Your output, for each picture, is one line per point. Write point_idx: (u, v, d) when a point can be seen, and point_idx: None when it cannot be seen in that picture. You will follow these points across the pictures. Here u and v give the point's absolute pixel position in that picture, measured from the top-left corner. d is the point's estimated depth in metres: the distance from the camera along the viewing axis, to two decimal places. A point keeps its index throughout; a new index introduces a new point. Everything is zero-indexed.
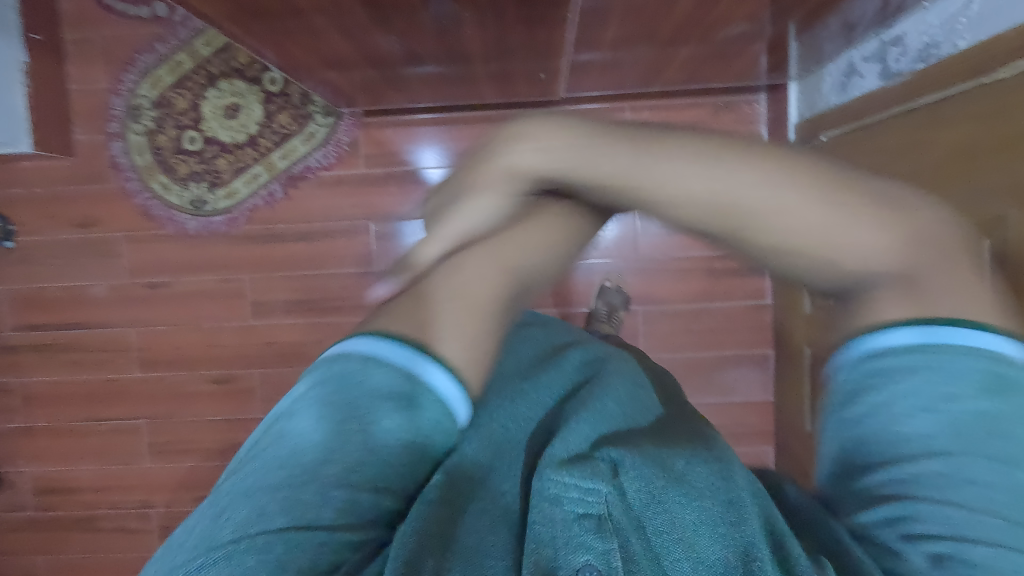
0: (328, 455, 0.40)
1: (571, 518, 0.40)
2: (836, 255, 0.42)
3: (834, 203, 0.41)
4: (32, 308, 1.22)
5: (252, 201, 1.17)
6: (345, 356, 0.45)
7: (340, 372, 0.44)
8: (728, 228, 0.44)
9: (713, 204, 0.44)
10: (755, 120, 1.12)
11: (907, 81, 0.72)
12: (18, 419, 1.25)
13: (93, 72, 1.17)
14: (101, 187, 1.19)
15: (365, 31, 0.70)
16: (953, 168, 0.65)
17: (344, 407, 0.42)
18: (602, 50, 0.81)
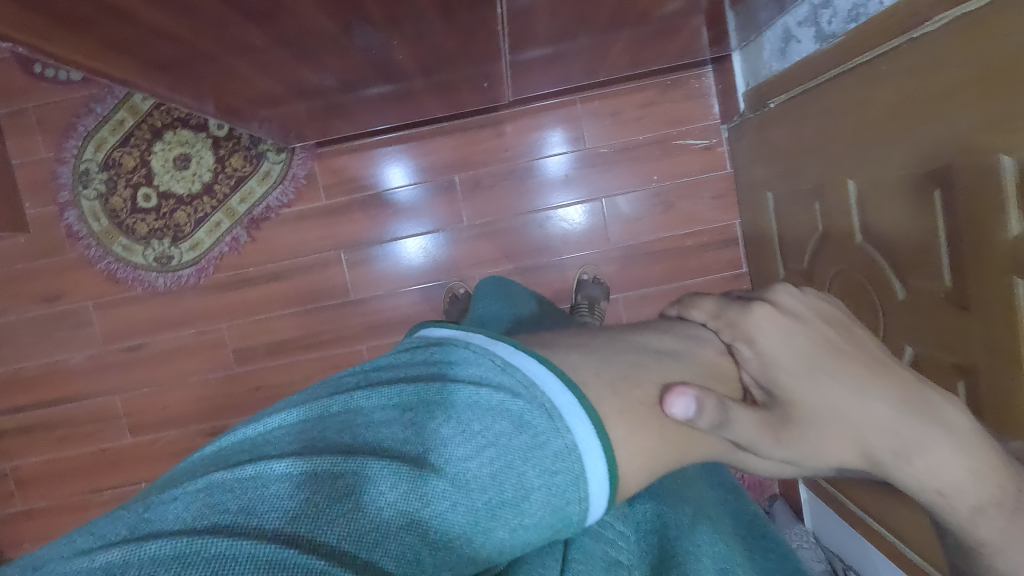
0: (382, 484, 0.34)
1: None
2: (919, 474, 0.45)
3: (981, 471, 0.44)
4: (11, 390, 1.20)
5: (217, 249, 1.15)
6: (489, 376, 0.39)
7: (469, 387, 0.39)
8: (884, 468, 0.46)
9: (852, 418, 0.46)
10: (705, 93, 1.13)
11: (842, 43, 0.73)
12: (16, 503, 1.23)
13: (34, 143, 1.14)
14: (61, 258, 1.16)
15: (296, 67, 0.69)
16: (893, 121, 0.66)
17: (447, 430, 0.37)
18: (540, 47, 0.81)
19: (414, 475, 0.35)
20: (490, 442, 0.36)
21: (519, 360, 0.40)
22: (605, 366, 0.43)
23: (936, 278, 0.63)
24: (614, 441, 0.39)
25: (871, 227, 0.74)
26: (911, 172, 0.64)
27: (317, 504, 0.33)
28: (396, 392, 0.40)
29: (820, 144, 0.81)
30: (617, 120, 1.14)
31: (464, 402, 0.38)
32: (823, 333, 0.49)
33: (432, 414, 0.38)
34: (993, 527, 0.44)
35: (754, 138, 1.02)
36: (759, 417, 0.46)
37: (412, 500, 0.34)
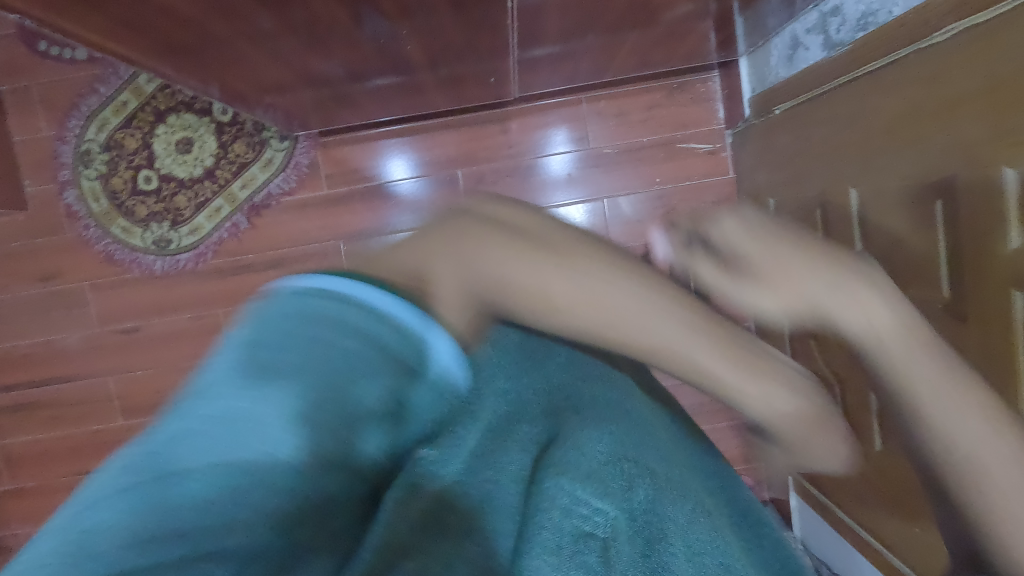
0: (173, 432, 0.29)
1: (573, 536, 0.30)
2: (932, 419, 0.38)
3: (887, 300, 0.38)
4: (4, 368, 1.20)
5: (217, 234, 1.15)
6: (370, 324, 0.32)
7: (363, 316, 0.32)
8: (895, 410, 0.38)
9: (781, 288, 0.42)
10: (710, 97, 1.13)
11: (850, 52, 0.73)
12: (5, 482, 1.23)
13: (36, 121, 1.13)
14: (59, 237, 1.16)
15: (303, 55, 0.69)
16: (899, 131, 0.66)
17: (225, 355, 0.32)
18: (549, 45, 0.81)
19: (338, 409, 0.29)
20: (260, 338, 0.31)
21: (368, 293, 0.33)
22: (509, 245, 0.37)
23: (933, 289, 0.64)
24: (467, 253, 0.37)
25: (871, 236, 0.74)
26: (914, 182, 0.65)
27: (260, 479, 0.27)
28: (267, 336, 0.31)
29: (825, 152, 0.81)
30: (622, 121, 1.14)
31: (357, 334, 0.32)
32: (758, 240, 0.46)
33: (345, 370, 0.30)
34: (935, 367, 0.35)
35: (758, 144, 1.02)
36: (663, 282, 0.40)
37: (204, 408, 0.29)
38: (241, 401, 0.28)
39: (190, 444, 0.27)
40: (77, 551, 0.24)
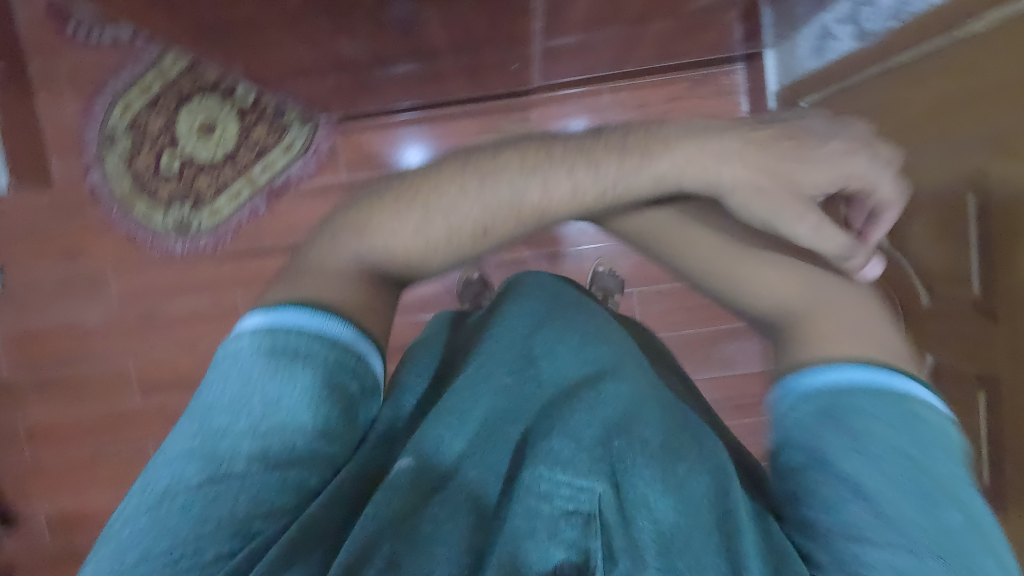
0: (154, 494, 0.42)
1: (558, 514, 0.40)
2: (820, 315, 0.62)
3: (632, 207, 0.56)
4: (27, 345, 1.22)
5: (237, 217, 1.16)
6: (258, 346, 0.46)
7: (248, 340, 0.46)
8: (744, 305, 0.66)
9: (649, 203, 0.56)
10: (734, 90, 1.11)
11: (882, 42, 0.71)
12: (26, 456, 1.25)
13: (63, 102, 1.15)
14: (83, 218, 1.18)
15: (327, 38, 0.69)
16: (931, 124, 0.64)
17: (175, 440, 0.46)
18: (572, 34, 0.80)
19: (262, 407, 0.44)
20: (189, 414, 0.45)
21: (287, 315, 0.47)
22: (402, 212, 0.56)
23: (963, 285, 0.62)
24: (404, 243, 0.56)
25: (898, 232, 0.73)
26: (945, 176, 0.63)
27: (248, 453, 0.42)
28: (221, 376, 0.45)
29: None
30: (643, 113, 1.13)
31: (272, 343, 0.45)
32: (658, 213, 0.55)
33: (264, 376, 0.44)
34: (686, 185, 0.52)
35: None
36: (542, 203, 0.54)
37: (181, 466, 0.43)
38: (229, 398, 0.44)
39: (172, 457, 0.43)
40: (171, 499, 0.41)
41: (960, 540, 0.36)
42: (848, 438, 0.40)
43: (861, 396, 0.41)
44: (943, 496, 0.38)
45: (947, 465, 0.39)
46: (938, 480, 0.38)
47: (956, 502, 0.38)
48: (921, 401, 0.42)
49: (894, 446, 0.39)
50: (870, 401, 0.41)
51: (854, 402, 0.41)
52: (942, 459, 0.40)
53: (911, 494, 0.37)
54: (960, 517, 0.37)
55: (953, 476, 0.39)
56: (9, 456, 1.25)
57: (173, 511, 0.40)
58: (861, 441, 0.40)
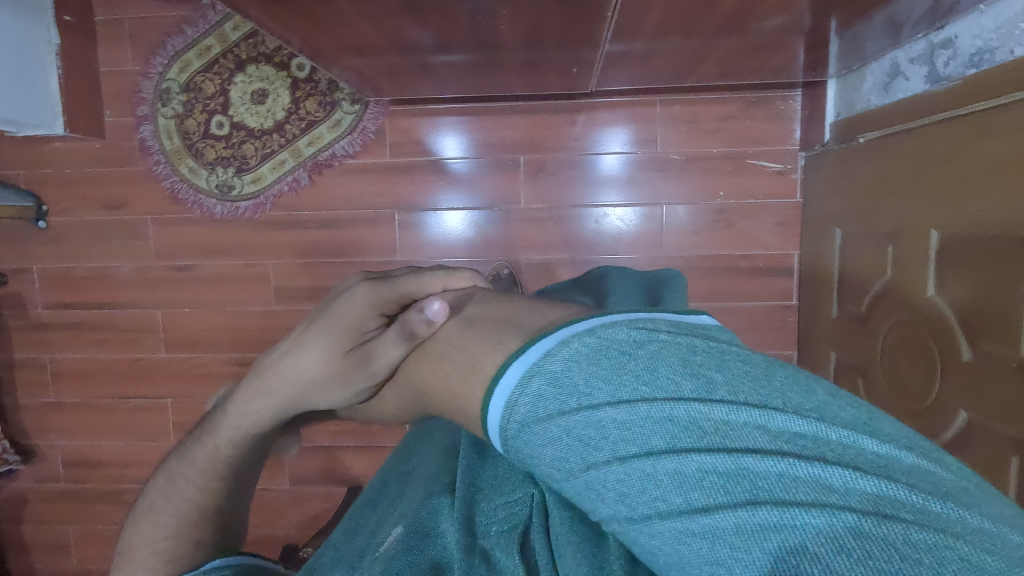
0: None
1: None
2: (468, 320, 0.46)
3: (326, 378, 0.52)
4: (62, 287, 1.25)
5: (278, 186, 1.17)
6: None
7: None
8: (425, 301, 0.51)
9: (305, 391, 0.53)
10: (789, 116, 1.10)
11: (957, 88, 0.70)
12: (49, 394, 1.29)
13: (123, 53, 1.17)
14: (130, 169, 1.20)
15: (398, 20, 0.69)
16: (999, 177, 0.63)
17: None
18: (641, 40, 0.79)
19: None
20: None
21: None
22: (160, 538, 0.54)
23: (1013, 345, 0.61)
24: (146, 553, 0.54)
25: (947, 283, 0.71)
26: (1004, 234, 0.62)
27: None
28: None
29: (908, 189, 0.78)
30: (693, 129, 1.12)
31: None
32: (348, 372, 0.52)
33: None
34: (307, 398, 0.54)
35: (833, 170, 0.99)
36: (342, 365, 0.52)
37: None
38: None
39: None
40: None
41: (776, 435, 0.31)
42: (559, 475, 0.34)
43: (532, 418, 0.35)
44: (675, 440, 0.32)
45: (630, 395, 0.33)
46: (640, 428, 0.32)
47: (694, 432, 0.32)
48: (552, 356, 0.35)
49: (583, 448, 0.33)
50: (543, 424, 0.34)
51: (532, 410, 0.35)
52: (624, 389, 0.33)
53: (631, 486, 0.32)
54: (720, 454, 0.31)
55: (654, 391, 0.33)
56: (33, 392, 1.29)
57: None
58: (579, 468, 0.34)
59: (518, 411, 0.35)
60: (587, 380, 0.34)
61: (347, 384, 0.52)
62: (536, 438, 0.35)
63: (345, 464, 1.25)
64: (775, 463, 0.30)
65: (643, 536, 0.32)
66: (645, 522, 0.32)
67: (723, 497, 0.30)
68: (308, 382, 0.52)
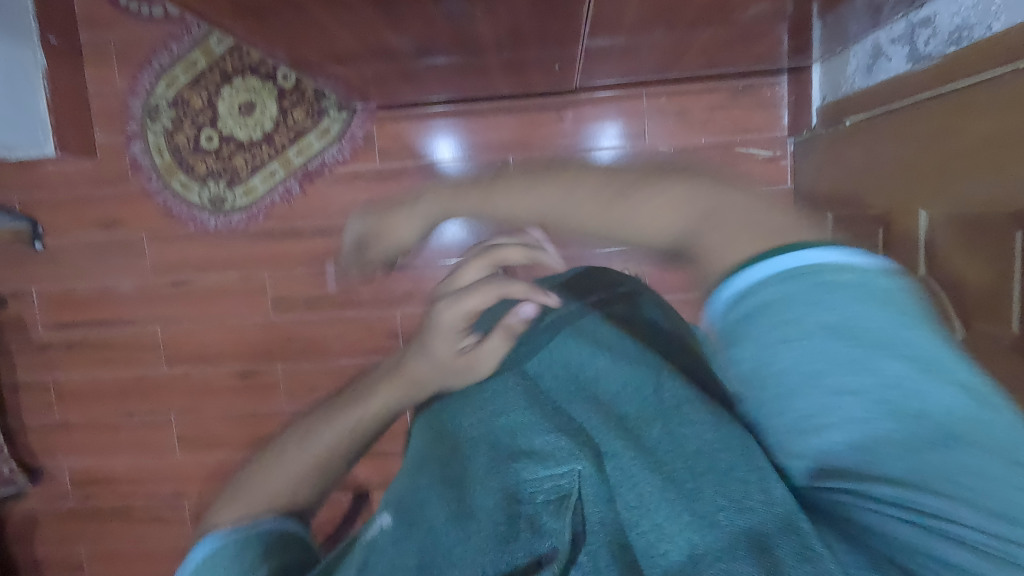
0: None
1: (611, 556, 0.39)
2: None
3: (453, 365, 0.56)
4: (63, 307, 1.26)
5: (270, 197, 1.18)
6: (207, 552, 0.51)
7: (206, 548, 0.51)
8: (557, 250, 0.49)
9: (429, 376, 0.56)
10: (777, 103, 1.09)
11: (940, 66, 0.70)
12: (55, 414, 1.30)
13: (111, 73, 1.18)
14: (124, 187, 1.20)
15: (376, 28, 0.69)
16: (983, 153, 0.62)
17: None
18: (622, 35, 0.79)
19: None
20: None
21: None
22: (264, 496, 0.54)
23: (1004, 321, 0.61)
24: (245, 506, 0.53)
25: (937, 262, 0.71)
26: (992, 210, 0.61)
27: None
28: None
29: (896, 169, 0.78)
30: (681, 120, 1.12)
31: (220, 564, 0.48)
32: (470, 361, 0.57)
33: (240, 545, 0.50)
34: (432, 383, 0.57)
35: (822, 155, 0.99)
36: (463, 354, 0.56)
37: None
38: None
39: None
40: None
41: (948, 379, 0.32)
42: (781, 344, 0.34)
43: (777, 300, 0.35)
44: (906, 353, 0.32)
45: (862, 313, 0.33)
46: (876, 338, 0.33)
47: (920, 354, 0.32)
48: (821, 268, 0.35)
49: (819, 330, 0.34)
50: (775, 293, 0.35)
51: (793, 290, 0.35)
52: (861, 308, 0.33)
53: (849, 369, 0.33)
54: (926, 369, 0.32)
55: (892, 323, 0.33)
56: (39, 413, 1.30)
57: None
58: (796, 339, 0.34)
59: (762, 295, 0.36)
60: (844, 297, 0.34)
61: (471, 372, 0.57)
62: (767, 308, 0.35)
63: (350, 470, 1.26)
64: (965, 397, 0.31)
65: (831, 415, 0.33)
66: (848, 402, 0.33)
67: (926, 400, 0.32)
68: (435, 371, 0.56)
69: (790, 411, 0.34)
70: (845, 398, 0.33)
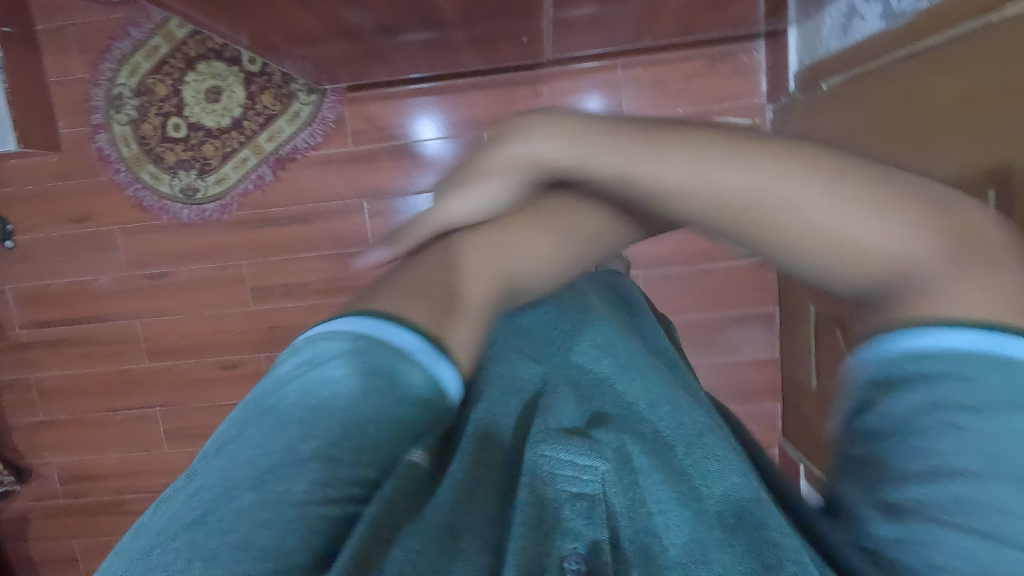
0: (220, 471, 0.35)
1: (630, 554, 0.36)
2: (794, 229, 0.38)
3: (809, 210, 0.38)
4: (38, 305, 1.24)
5: (243, 185, 1.15)
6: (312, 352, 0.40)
7: (319, 342, 0.40)
8: (733, 224, 0.40)
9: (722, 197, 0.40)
10: (754, 69, 1.07)
11: (913, 24, 0.68)
12: (38, 412, 1.29)
13: (71, 62, 1.14)
14: (92, 179, 1.18)
15: (331, 3, 0.67)
16: (958, 113, 0.61)
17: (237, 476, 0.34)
18: (589, 4, 0.77)
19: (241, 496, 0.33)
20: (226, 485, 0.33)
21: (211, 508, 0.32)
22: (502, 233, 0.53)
23: None
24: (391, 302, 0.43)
25: None
26: (966, 170, 0.60)
27: (334, 447, 0.35)
28: (225, 432, 0.37)
29: (872, 132, 0.77)
30: (658, 91, 1.09)
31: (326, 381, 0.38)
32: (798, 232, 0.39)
33: (359, 353, 0.39)
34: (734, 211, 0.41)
35: (800, 121, 0.97)
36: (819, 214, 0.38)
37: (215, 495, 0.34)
38: (250, 462, 0.34)
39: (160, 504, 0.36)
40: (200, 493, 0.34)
41: None
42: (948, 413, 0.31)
43: (951, 359, 0.32)
44: None
45: None
46: None
47: None
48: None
49: (997, 404, 0.31)
50: (969, 362, 0.32)
51: (978, 358, 0.32)
52: None
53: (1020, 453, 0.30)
54: None
55: None
56: (22, 412, 1.29)
57: (155, 536, 0.32)
58: (960, 422, 0.31)
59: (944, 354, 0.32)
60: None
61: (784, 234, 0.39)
62: (968, 372, 0.31)
63: None
64: None
65: (976, 498, 0.30)
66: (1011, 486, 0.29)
67: None
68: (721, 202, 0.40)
69: (930, 482, 0.31)
70: (991, 476, 0.30)
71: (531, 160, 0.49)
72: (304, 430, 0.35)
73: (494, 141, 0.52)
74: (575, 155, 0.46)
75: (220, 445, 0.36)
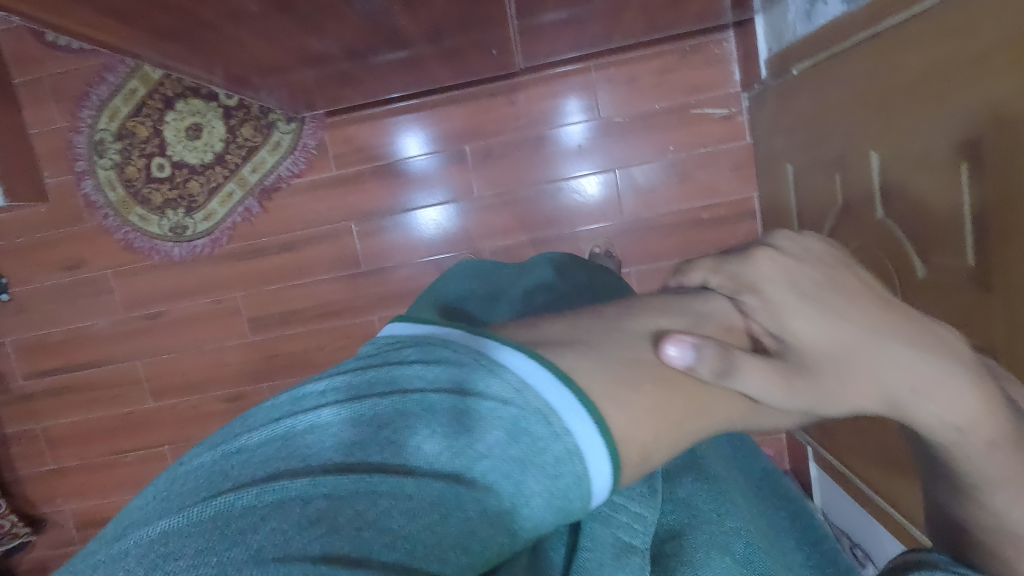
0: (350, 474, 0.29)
1: None
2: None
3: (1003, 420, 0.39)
4: (39, 355, 1.25)
5: (231, 218, 1.16)
6: (444, 378, 0.32)
7: (449, 363, 0.32)
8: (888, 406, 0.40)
9: (912, 377, 0.39)
10: (725, 59, 1.08)
11: (872, 4, 0.69)
12: (48, 462, 1.29)
13: (50, 112, 1.15)
14: (81, 226, 1.19)
15: (297, 34, 0.68)
16: (924, 89, 0.62)
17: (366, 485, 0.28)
18: (555, 9, 0.78)
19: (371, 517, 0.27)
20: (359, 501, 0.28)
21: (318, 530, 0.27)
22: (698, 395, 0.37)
23: (960, 256, 0.60)
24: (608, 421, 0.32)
25: (894, 202, 0.71)
26: (937, 144, 0.61)
27: (465, 535, 0.28)
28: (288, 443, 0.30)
29: (844, 115, 0.77)
30: (632, 88, 1.10)
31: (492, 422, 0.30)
32: (976, 410, 0.39)
33: (534, 443, 0.30)
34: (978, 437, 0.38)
35: (775, 106, 0.98)
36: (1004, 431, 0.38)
37: (329, 485, 0.28)
38: (361, 504, 0.28)
39: (235, 465, 0.30)
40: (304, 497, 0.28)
41: None
42: None
43: None
44: None
45: None
46: None
47: None
48: None
49: None
50: None
51: None
52: None
53: None
54: None
55: None
56: (31, 462, 1.29)
57: (245, 522, 0.27)
58: None
59: None
60: None
61: (974, 424, 0.38)
62: None
63: None
64: None
65: None
66: None
67: None
68: (971, 417, 0.38)
69: None
70: None
71: (875, 397, 0.39)
72: (441, 509, 0.28)
73: (895, 326, 0.41)
74: (938, 424, 0.38)
75: (324, 453, 0.30)
